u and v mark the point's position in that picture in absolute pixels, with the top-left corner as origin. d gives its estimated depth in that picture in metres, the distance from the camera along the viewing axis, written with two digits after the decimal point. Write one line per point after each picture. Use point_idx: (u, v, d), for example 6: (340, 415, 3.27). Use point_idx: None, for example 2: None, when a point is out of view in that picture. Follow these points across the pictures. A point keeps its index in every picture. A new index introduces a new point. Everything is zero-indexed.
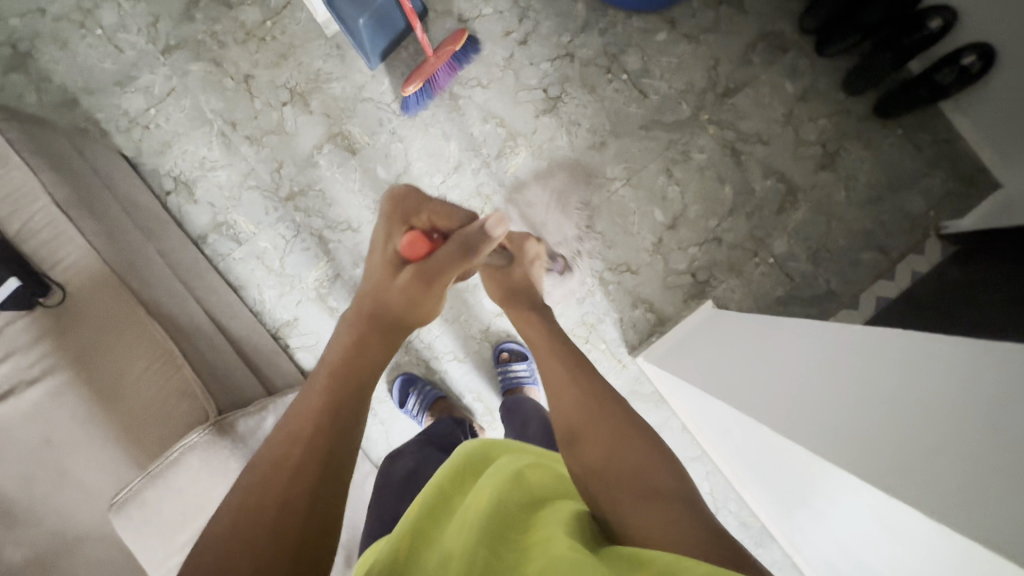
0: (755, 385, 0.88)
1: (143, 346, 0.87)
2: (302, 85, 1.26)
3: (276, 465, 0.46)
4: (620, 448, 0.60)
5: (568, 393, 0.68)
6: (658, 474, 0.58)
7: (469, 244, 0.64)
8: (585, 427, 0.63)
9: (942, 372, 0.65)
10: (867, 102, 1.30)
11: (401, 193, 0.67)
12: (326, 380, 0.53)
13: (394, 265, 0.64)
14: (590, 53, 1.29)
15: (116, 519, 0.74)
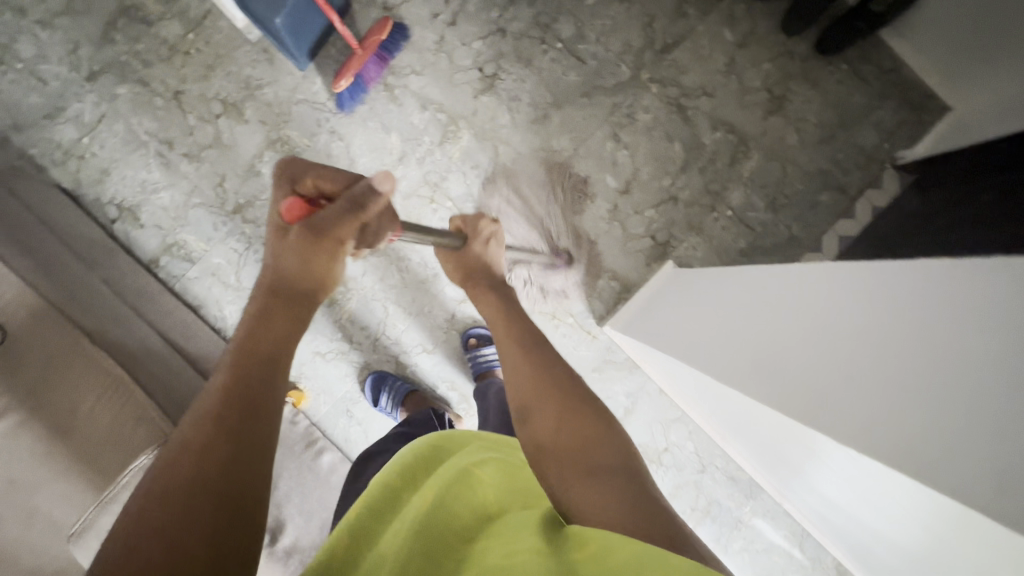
0: (730, 339, 0.85)
1: (94, 379, 0.88)
2: (234, 94, 1.23)
3: (182, 449, 0.48)
4: (565, 414, 0.61)
5: (525, 370, 0.68)
6: (600, 448, 0.58)
7: (359, 201, 0.66)
8: (534, 400, 0.64)
9: (942, 311, 0.60)
10: (808, 41, 1.27)
11: (286, 162, 0.69)
12: (235, 360, 0.55)
13: (280, 229, 0.65)
14: (521, 25, 1.26)
15: (75, 547, 0.79)
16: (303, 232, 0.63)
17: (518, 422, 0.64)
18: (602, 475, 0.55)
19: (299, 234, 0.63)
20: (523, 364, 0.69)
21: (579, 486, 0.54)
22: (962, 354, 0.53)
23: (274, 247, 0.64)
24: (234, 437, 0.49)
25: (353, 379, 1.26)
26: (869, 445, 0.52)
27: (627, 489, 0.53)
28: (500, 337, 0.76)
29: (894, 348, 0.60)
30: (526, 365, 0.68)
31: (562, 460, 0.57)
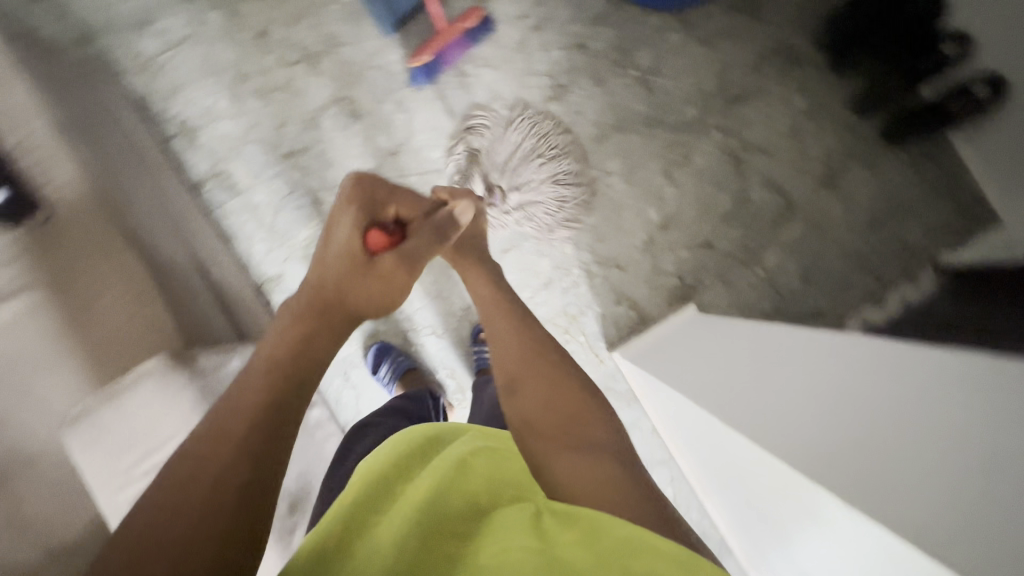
0: (731, 385, 0.86)
1: (116, 277, 0.89)
2: (316, 46, 1.27)
3: (199, 467, 0.48)
4: (553, 397, 0.63)
5: (517, 352, 0.69)
6: (595, 427, 0.60)
7: (441, 227, 0.74)
8: (527, 375, 0.66)
9: (932, 394, 0.65)
10: (876, 123, 1.29)
11: (365, 185, 0.71)
12: (265, 383, 0.54)
13: (357, 255, 0.66)
14: (602, 45, 1.29)
15: (69, 437, 0.72)
16: (399, 260, 0.67)
17: (503, 393, 0.66)
18: (587, 451, 0.56)
19: (395, 264, 0.66)
20: (514, 337, 0.71)
21: (570, 460, 0.55)
22: (954, 441, 0.58)
23: (350, 263, 0.65)
24: (255, 465, 0.49)
25: (358, 343, 1.27)
26: (858, 499, 0.56)
27: (616, 464, 0.55)
28: (486, 320, 0.76)
29: (889, 420, 0.64)
30: (516, 338, 0.71)
31: (553, 440, 0.58)
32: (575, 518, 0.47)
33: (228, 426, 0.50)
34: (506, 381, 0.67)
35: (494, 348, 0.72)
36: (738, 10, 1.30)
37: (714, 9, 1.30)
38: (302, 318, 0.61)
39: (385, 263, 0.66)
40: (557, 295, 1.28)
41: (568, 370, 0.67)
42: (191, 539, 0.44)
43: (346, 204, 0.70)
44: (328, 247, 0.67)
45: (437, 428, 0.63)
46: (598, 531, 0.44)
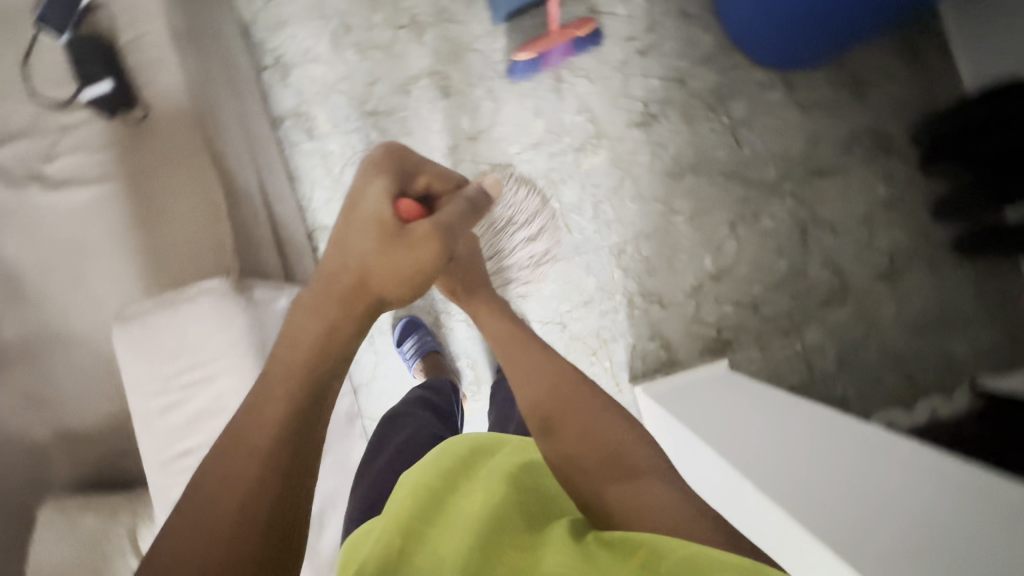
0: (745, 440, 0.85)
1: (193, 189, 0.88)
2: (425, 16, 1.28)
3: (237, 477, 0.43)
4: (592, 433, 0.59)
5: (546, 386, 0.65)
6: (635, 450, 0.57)
7: (475, 204, 0.65)
8: (563, 413, 0.62)
9: (936, 491, 0.67)
10: (949, 231, 1.28)
11: (393, 153, 0.62)
12: (292, 380, 0.47)
13: (388, 224, 0.54)
14: (701, 86, 1.28)
15: (118, 330, 0.73)
16: (433, 226, 0.55)
17: (542, 436, 0.61)
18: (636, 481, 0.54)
19: (431, 232, 0.55)
20: (542, 364, 0.68)
21: (622, 491, 0.53)
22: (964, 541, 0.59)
23: (382, 233, 0.53)
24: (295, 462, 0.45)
25: (388, 316, 1.28)
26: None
27: (669, 485, 0.53)
28: (511, 354, 0.72)
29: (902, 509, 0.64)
30: (544, 366, 0.68)
31: (599, 472, 0.55)
32: (631, 544, 0.44)
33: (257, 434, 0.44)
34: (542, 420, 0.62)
35: (523, 375, 0.67)
36: (843, 86, 1.29)
37: (820, 78, 1.29)
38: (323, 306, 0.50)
39: (421, 233, 0.54)
40: (594, 316, 1.27)
41: (596, 402, 0.63)
42: (233, 556, 0.40)
43: (370, 169, 0.59)
44: (348, 218, 0.55)
45: (473, 441, 0.60)
46: (657, 551, 0.41)
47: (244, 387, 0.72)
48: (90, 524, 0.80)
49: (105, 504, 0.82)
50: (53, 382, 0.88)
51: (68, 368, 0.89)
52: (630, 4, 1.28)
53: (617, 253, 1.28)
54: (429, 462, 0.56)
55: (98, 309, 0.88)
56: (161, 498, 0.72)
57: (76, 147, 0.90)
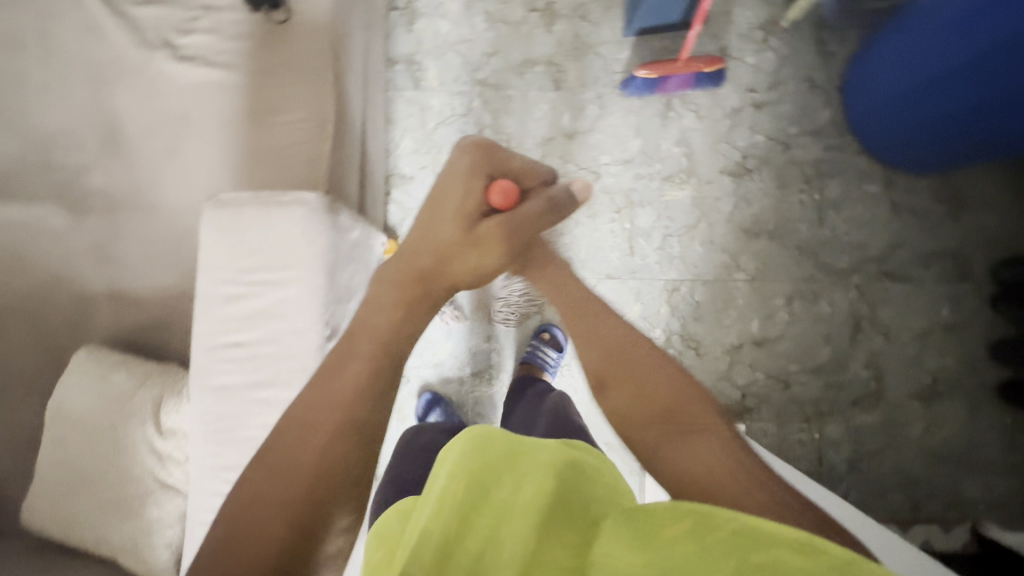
0: None
1: (308, 103, 0.90)
2: (560, 5, 1.28)
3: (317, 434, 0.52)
4: (647, 391, 0.57)
5: (602, 335, 0.62)
6: (696, 410, 0.54)
7: (556, 202, 0.72)
8: (618, 366, 0.59)
9: None
10: (1000, 373, 1.24)
11: (485, 146, 0.70)
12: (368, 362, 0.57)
13: (467, 219, 0.68)
14: (802, 156, 1.28)
15: (209, 208, 0.74)
16: (500, 226, 0.67)
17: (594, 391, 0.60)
18: (697, 445, 0.51)
19: (497, 231, 0.67)
20: (600, 313, 0.65)
21: (683, 454, 0.51)
22: None
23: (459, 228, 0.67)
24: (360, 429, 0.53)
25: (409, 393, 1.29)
26: None
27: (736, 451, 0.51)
28: (566, 299, 0.68)
29: None
30: (602, 316, 0.65)
31: (658, 433, 0.53)
32: (683, 509, 0.44)
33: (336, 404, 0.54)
34: (595, 374, 0.60)
35: (579, 322, 0.65)
36: (942, 198, 1.26)
37: (922, 184, 1.27)
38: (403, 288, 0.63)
39: (487, 228, 0.67)
40: None
41: (651, 354, 0.60)
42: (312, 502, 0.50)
43: (461, 162, 0.70)
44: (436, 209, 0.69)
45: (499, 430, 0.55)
46: (710, 520, 0.41)
47: (309, 301, 0.73)
48: (121, 382, 0.82)
49: (138, 368, 0.84)
50: (123, 240, 0.91)
51: (138, 230, 0.91)
52: (761, 56, 1.27)
53: (670, 289, 1.28)
54: (462, 447, 0.52)
55: (185, 184, 0.91)
56: (202, 380, 0.73)
57: (211, 28, 0.91)
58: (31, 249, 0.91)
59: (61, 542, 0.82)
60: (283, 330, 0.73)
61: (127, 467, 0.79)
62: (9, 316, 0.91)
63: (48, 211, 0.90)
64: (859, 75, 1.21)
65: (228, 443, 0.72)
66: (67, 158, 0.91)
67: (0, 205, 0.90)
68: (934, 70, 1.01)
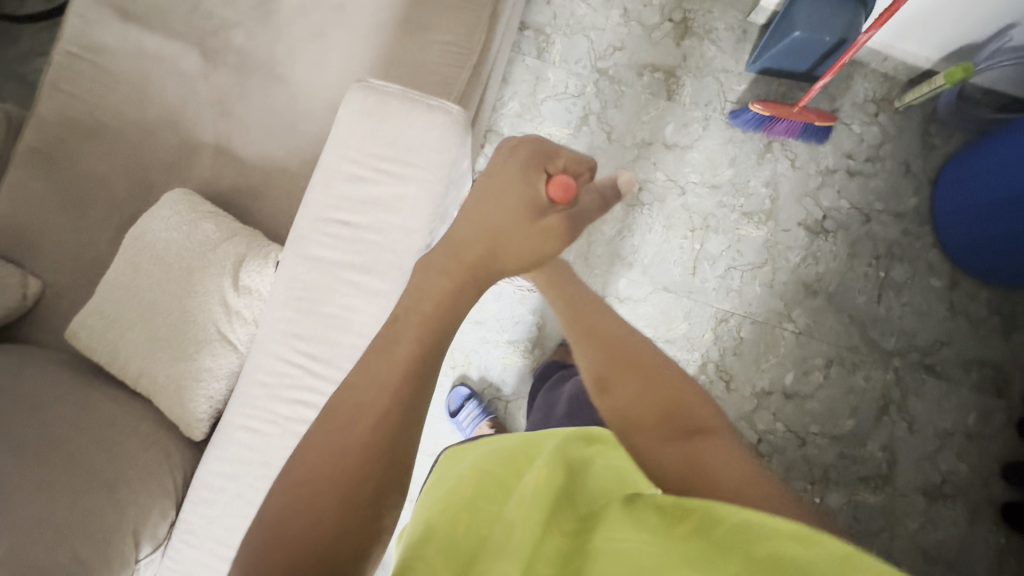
0: None
1: (460, 27, 0.90)
2: (696, 24, 1.32)
3: (356, 412, 0.44)
4: (649, 391, 0.60)
5: (607, 340, 0.66)
6: (694, 410, 0.57)
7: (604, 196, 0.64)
8: (624, 367, 0.63)
9: None
10: (1006, 494, 1.26)
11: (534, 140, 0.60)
12: (417, 334, 0.49)
13: (530, 216, 0.57)
14: (879, 233, 1.31)
15: (358, 90, 0.76)
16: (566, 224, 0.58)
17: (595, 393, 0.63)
18: (695, 437, 0.53)
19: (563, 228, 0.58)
20: (606, 321, 0.69)
21: (675, 445, 0.53)
22: None
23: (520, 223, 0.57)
24: (407, 411, 0.45)
25: (441, 380, 1.28)
26: None
27: (729, 447, 0.53)
28: (579, 303, 0.72)
29: None
30: (609, 323, 0.69)
31: (652, 429, 0.56)
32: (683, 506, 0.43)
33: (379, 383, 0.46)
34: (599, 374, 0.64)
35: (585, 327, 0.69)
36: (998, 312, 1.29)
37: (984, 293, 1.30)
38: (452, 270, 0.54)
39: (551, 224, 0.57)
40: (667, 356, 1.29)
41: (654, 358, 0.64)
42: (352, 489, 0.42)
43: (512, 159, 0.59)
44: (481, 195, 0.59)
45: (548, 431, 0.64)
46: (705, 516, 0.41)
47: (424, 204, 0.74)
48: (208, 231, 0.82)
49: (226, 223, 0.84)
50: (247, 102, 0.93)
51: (264, 98, 0.93)
52: (867, 128, 1.31)
53: (719, 318, 1.30)
54: (490, 455, 0.58)
55: (323, 70, 0.93)
56: (299, 247, 0.74)
57: None
58: (156, 83, 0.92)
59: (103, 364, 0.81)
60: (392, 224, 0.73)
61: (194, 311, 0.78)
62: (116, 137, 0.92)
63: (184, 52, 0.92)
64: (955, 172, 1.24)
65: (308, 313, 0.72)
66: (216, 10, 0.93)
67: (141, 32, 0.92)
68: None
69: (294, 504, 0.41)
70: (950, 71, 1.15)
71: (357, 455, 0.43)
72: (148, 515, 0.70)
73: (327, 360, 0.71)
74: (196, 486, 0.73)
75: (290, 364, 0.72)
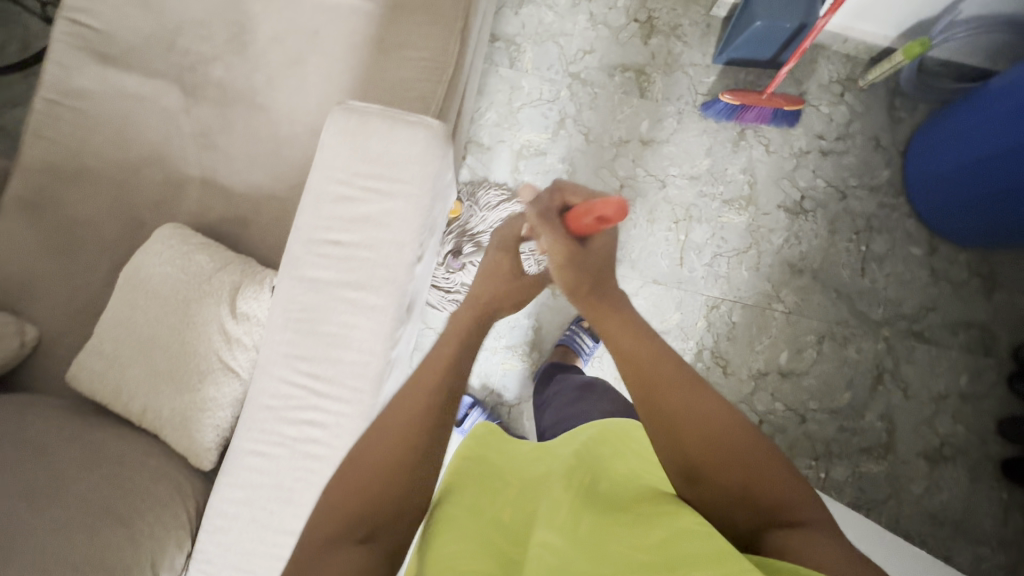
0: None
1: (432, 44, 0.93)
2: (660, 22, 1.36)
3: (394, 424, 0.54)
4: (739, 472, 0.52)
5: (668, 400, 0.55)
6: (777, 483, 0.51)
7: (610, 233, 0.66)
8: (692, 439, 0.53)
9: None
10: (1003, 449, 1.29)
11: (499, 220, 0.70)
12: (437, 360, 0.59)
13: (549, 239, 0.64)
14: (857, 208, 1.34)
15: (338, 112, 0.77)
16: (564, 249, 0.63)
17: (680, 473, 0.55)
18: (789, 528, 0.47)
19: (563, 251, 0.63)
20: (660, 363, 0.57)
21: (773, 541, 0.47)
22: None
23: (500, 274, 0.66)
24: (434, 426, 0.54)
25: None
26: None
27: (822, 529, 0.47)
28: (625, 336, 0.60)
29: None
30: (665, 366, 0.57)
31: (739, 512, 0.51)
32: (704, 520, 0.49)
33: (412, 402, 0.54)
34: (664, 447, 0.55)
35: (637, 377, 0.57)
36: (978, 274, 1.33)
37: (963, 256, 1.33)
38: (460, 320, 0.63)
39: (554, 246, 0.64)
40: None
41: (729, 424, 0.53)
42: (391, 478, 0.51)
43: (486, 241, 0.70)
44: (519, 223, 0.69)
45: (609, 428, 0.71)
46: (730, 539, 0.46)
47: (412, 218, 0.75)
48: (201, 263, 0.84)
49: (218, 253, 0.86)
50: (230, 133, 0.95)
51: (246, 129, 0.95)
52: (835, 108, 1.35)
53: (710, 305, 1.32)
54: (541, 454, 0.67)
55: (301, 97, 0.95)
56: (291, 269, 0.75)
57: None
58: (139, 123, 0.94)
59: (108, 403, 0.82)
60: (382, 240, 0.75)
61: (194, 342, 0.79)
62: (104, 180, 0.93)
63: (164, 91, 0.94)
64: (923, 142, 1.28)
65: (307, 334, 0.73)
66: (192, 46, 0.95)
67: (119, 75, 0.94)
68: (999, 146, 1.07)
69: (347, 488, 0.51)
70: (907, 47, 1.19)
71: (395, 457, 0.52)
72: (165, 548, 0.71)
73: (330, 377, 0.73)
74: (209, 515, 0.73)
75: (293, 386, 0.73)
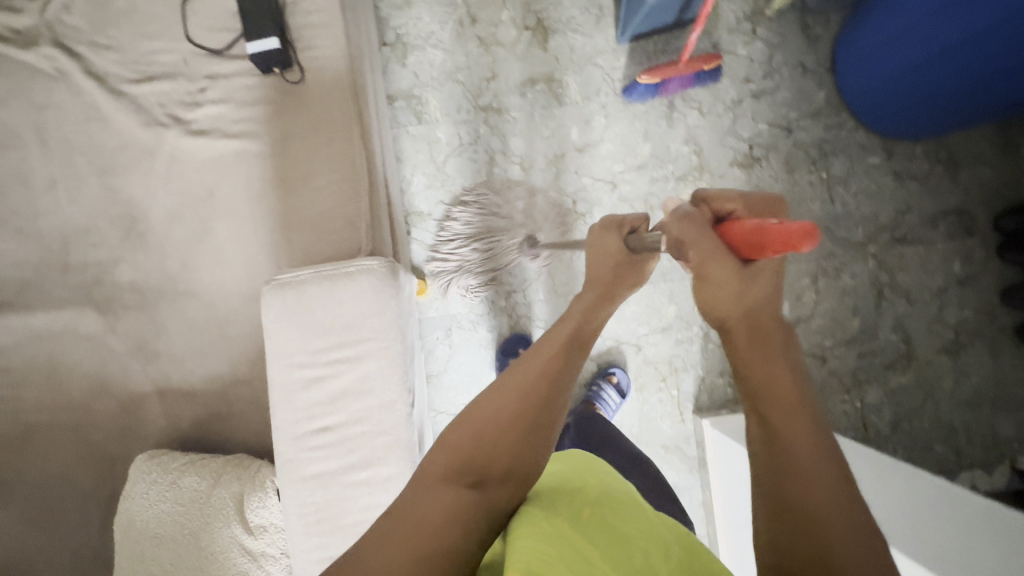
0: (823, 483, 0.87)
1: (338, 163, 0.85)
2: (551, 21, 1.28)
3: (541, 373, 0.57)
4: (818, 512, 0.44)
5: (797, 481, 0.45)
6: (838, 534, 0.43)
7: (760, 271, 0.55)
8: (817, 529, 0.43)
9: None
10: (1015, 317, 1.30)
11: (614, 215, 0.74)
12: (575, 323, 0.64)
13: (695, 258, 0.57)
14: (806, 138, 1.31)
15: (272, 293, 0.71)
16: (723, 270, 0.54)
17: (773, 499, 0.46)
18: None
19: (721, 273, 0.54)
20: (803, 444, 0.47)
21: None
22: None
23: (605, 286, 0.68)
24: (564, 368, 0.59)
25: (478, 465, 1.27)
26: None
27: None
28: (773, 404, 0.50)
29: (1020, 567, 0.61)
30: (808, 451, 0.47)
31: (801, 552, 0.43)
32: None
33: (544, 352, 0.60)
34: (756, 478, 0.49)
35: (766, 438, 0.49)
36: (939, 160, 1.31)
37: (918, 149, 1.32)
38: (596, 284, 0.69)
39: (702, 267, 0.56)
40: (669, 343, 1.27)
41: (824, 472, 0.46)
42: (509, 424, 0.53)
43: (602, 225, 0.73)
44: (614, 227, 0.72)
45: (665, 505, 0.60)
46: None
47: (391, 374, 0.70)
48: (193, 486, 0.78)
49: (208, 468, 0.80)
50: (166, 333, 0.87)
51: (178, 320, 0.87)
52: (752, 47, 1.30)
53: None
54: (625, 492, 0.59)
55: (222, 265, 0.87)
56: (291, 474, 0.70)
57: (223, 98, 0.87)
58: (67, 357, 0.86)
59: None
60: (370, 408, 0.70)
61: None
62: (53, 429, 0.85)
63: (79, 315, 0.86)
64: (847, 54, 1.24)
65: (333, 533, 0.69)
66: (88, 256, 0.87)
67: (28, 317, 0.86)
68: (926, 50, 1.03)
69: (470, 432, 0.53)
70: None
71: (539, 381, 0.57)
72: None
73: None
74: None
75: None
